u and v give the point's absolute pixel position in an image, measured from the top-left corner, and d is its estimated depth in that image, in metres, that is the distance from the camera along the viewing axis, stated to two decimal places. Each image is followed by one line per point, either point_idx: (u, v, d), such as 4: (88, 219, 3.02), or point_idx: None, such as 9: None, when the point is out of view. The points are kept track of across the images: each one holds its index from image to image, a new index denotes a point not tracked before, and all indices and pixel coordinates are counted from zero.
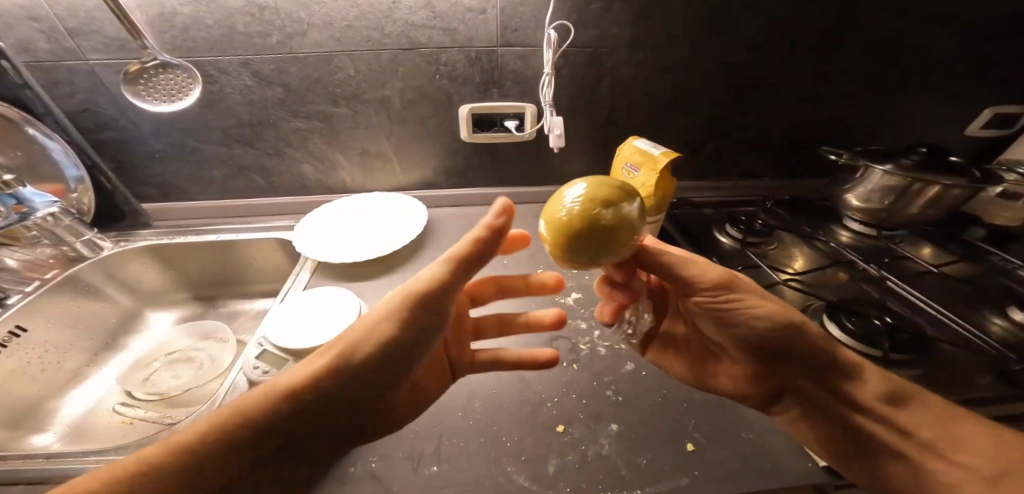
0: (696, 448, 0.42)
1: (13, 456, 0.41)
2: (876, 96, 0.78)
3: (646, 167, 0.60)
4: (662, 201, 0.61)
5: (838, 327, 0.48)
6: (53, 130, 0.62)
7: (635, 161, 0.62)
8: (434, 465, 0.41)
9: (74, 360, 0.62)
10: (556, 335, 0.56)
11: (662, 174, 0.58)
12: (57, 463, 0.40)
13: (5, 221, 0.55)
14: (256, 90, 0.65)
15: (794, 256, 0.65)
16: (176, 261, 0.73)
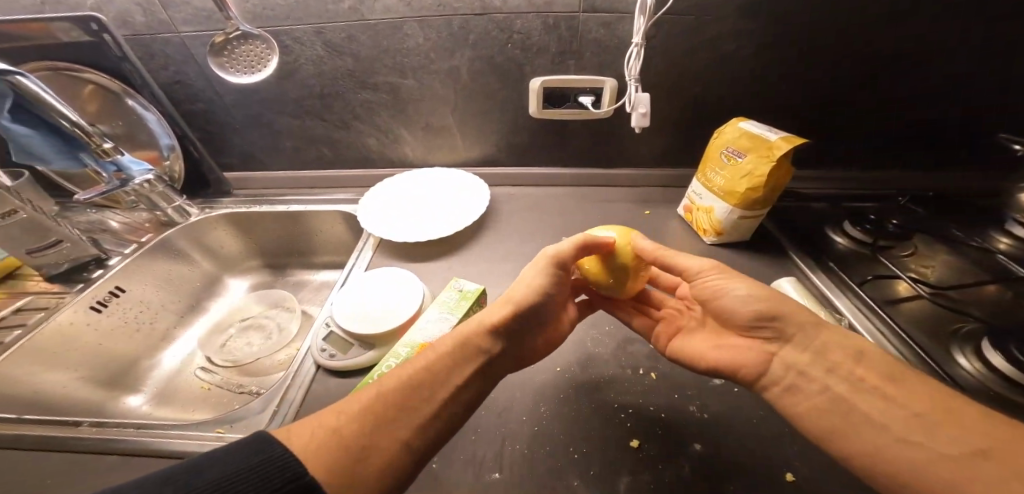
0: (798, 480, 0.36)
1: (110, 424, 0.44)
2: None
3: (756, 152, 0.51)
4: (768, 194, 0.52)
5: (1002, 355, 0.38)
6: (149, 102, 0.65)
7: (742, 146, 0.53)
8: (496, 472, 0.39)
9: (165, 322, 0.67)
10: (630, 338, 0.50)
11: (778, 161, 0.48)
12: (145, 433, 0.43)
13: (108, 187, 0.60)
14: (327, 60, 0.64)
15: (933, 265, 0.53)
16: (251, 229, 0.76)
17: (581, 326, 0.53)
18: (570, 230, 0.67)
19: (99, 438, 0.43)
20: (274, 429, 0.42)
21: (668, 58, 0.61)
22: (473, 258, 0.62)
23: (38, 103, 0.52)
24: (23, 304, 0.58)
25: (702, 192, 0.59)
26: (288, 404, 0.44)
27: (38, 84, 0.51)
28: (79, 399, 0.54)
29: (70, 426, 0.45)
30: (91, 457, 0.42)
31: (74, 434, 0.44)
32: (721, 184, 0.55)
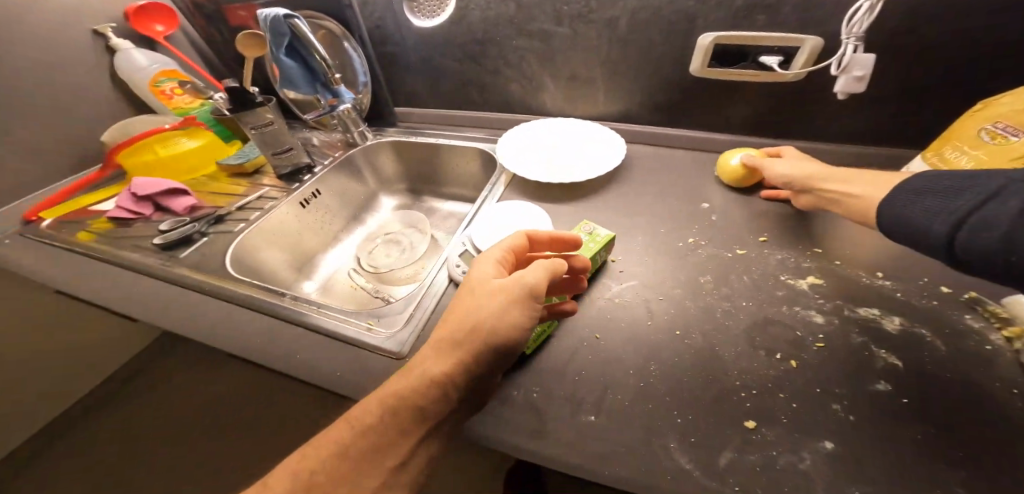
0: None
1: (302, 300, 0.55)
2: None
3: None
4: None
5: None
6: (358, 44, 0.75)
7: (1021, 123, 0.41)
8: (592, 415, 0.42)
9: (337, 225, 0.83)
10: (768, 320, 0.47)
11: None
12: (324, 316, 0.53)
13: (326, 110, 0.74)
14: (494, 5, 0.67)
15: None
16: (407, 156, 0.87)
17: (711, 296, 0.51)
18: (712, 198, 0.63)
19: (293, 310, 0.53)
20: (407, 333, 0.50)
21: (892, 14, 0.50)
22: (604, 211, 0.63)
23: (304, 40, 0.65)
24: (262, 193, 0.77)
25: (932, 174, 0.50)
26: (421, 312, 0.52)
27: (304, 24, 0.64)
28: (277, 277, 0.70)
29: (277, 297, 0.56)
30: (283, 325, 0.52)
31: (279, 303, 0.55)
32: (970, 164, 0.45)
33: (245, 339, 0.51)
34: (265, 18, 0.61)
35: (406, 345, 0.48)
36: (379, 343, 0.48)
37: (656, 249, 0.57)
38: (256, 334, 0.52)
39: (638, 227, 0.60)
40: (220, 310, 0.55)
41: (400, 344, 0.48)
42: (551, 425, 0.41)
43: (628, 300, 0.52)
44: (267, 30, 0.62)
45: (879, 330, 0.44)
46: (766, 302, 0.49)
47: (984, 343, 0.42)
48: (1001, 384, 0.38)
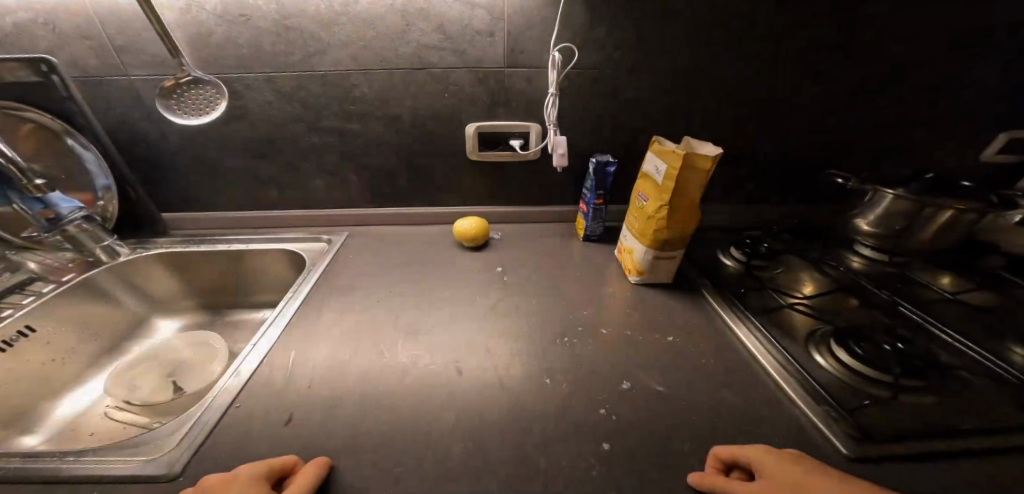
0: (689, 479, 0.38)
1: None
2: (907, 110, 0.72)
3: (653, 192, 0.55)
4: (678, 235, 0.55)
5: (845, 350, 0.47)
6: (88, 140, 0.66)
7: (647, 190, 0.57)
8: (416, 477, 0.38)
9: (76, 363, 0.62)
10: (551, 350, 0.53)
11: (671, 198, 0.52)
12: (33, 464, 0.39)
13: (37, 228, 0.60)
14: (276, 105, 0.69)
15: (800, 280, 0.63)
16: (189, 269, 0.74)
17: (509, 341, 0.55)
18: (505, 261, 0.72)
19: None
20: (180, 452, 0.40)
21: (581, 110, 0.71)
22: (409, 293, 0.64)
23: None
24: None
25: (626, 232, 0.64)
26: (198, 428, 0.42)
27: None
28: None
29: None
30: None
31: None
32: (637, 224, 0.59)
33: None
34: None
35: (177, 463, 0.39)
36: (137, 471, 0.38)
37: (461, 312, 0.61)
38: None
39: (444, 297, 0.64)
40: None
41: (168, 465, 0.39)
42: None
43: (438, 365, 0.51)
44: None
45: (616, 340, 0.54)
46: (546, 337, 0.55)
47: (674, 325, 0.55)
48: (691, 354, 0.51)
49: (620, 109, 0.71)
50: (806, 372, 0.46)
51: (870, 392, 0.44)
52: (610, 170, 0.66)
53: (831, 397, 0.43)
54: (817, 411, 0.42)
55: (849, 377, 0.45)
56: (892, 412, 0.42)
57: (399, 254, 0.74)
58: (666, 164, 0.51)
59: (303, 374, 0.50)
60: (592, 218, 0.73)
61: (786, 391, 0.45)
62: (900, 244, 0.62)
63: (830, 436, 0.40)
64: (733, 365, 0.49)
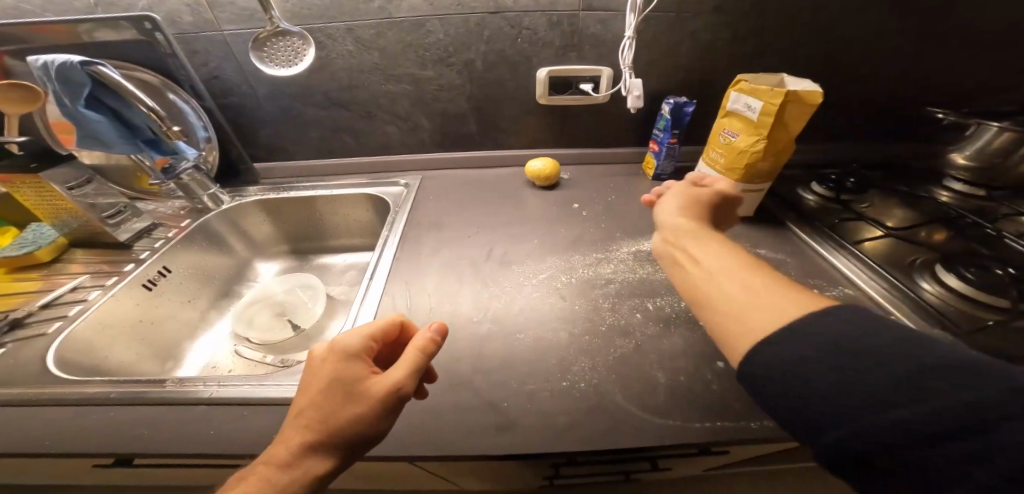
0: None
1: (191, 379, 0.45)
2: (989, 44, 0.71)
3: (747, 130, 0.58)
4: (769, 166, 0.59)
5: (955, 276, 0.50)
6: (189, 94, 0.70)
7: (736, 127, 0.60)
8: (564, 381, 0.46)
9: (201, 303, 0.69)
10: (644, 279, 0.58)
11: (768, 132, 0.55)
12: (228, 387, 0.43)
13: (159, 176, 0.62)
14: (356, 54, 0.71)
15: (887, 214, 0.66)
16: (281, 214, 0.80)
17: (599, 270, 0.60)
18: (579, 199, 0.76)
19: (180, 391, 0.43)
20: None
21: (655, 53, 0.71)
22: (495, 229, 0.69)
23: (116, 89, 0.53)
24: (76, 283, 0.57)
25: (708, 172, 0.66)
26: None
27: (114, 73, 0.52)
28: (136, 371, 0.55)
29: (154, 382, 0.45)
30: (171, 408, 0.42)
31: (156, 389, 0.44)
32: (724, 161, 0.62)
33: (129, 439, 0.40)
34: (50, 67, 0.48)
35: None
36: None
37: (550, 246, 0.65)
38: (145, 428, 0.41)
39: (531, 232, 0.69)
40: (99, 417, 0.42)
41: None
42: (521, 415, 0.43)
43: (541, 292, 0.57)
44: (54, 79, 0.49)
45: None
46: (636, 268, 0.60)
47: (773, 260, 0.58)
48: None
49: (694, 52, 0.71)
50: (918, 296, 0.49)
51: (979, 314, 0.47)
52: (690, 110, 0.69)
53: (945, 316, 0.46)
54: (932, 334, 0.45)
55: (958, 302, 0.49)
56: (1009, 332, 0.45)
57: (475, 195, 0.79)
58: (763, 101, 0.53)
59: (421, 305, 0.56)
60: (664, 157, 0.76)
61: (894, 317, 0.48)
62: (1002, 174, 0.65)
63: None
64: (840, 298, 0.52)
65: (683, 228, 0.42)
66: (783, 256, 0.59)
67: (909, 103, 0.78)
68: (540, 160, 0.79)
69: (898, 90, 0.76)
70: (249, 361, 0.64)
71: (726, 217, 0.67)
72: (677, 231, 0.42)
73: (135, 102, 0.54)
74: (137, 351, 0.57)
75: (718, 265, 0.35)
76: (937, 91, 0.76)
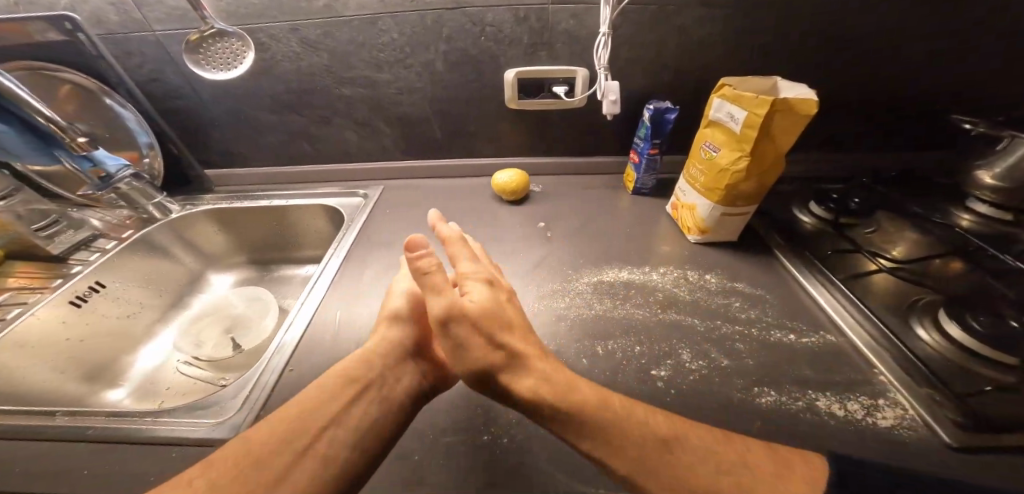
0: None
1: (84, 411, 0.41)
2: None
3: (730, 145, 0.49)
4: (755, 186, 0.50)
5: (959, 325, 0.42)
6: (126, 99, 0.65)
7: (718, 140, 0.51)
8: (486, 434, 0.41)
9: (146, 317, 0.66)
10: (599, 316, 0.51)
11: (752, 148, 0.47)
12: (116, 423, 0.40)
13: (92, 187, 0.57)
14: (303, 56, 0.65)
15: (894, 241, 0.57)
16: (235, 223, 0.76)
17: (550, 302, 0.54)
18: (547, 216, 0.69)
19: (70, 425, 0.40)
20: (243, 413, 0.41)
21: (633, 52, 0.63)
22: (448, 249, 0.64)
23: (11, 99, 0.49)
24: (1, 300, 0.55)
25: (688, 189, 0.59)
26: (261, 388, 0.43)
27: (13, 81, 0.48)
28: (59, 393, 0.52)
29: (43, 416, 0.41)
30: (55, 445, 0.39)
31: (45, 423, 0.41)
32: (705, 179, 0.54)
33: None
34: None
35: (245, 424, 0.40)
36: (205, 436, 0.39)
37: (504, 272, 0.59)
38: (18, 466, 0.37)
39: (487, 253, 0.63)
40: None
41: (233, 428, 0.40)
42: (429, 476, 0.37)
43: None
44: None
45: (675, 299, 0.51)
46: (593, 301, 0.53)
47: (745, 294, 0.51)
48: (765, 326, 0.47)
49: (679, 52, 0.63)
50: (909, 349, 0.42)
51: (984, 374, 0.39)
52: (672, 116, 0.61)
53: (938, 376, 0.39)
54: (919, 397, 0.38)
55: (960, 356, 0.40)
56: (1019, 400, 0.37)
57: (436, 209, 0.73)
58: (747, 110, 0.45)
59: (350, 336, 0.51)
60: (644, 170, 0.68)
61: (878, 373, 0.41)
62: None
63: (934, 425, 0.36)
64: (816, 345, 0.44)
65: (543, 370, 0.37)
66: (759, 289, 0.51)
67: (936, 110, 0.67)
68: (508, 171, 0.72)
69: (922, 95, 0.65)
70: (195, 380, 0.62)
71: (705, 239, 0.59)
72: (536, 374, 0.37)
73: (33, 113, 0.50)
74: (65, 371, 0.54)
75: (642, 443, 0.33)
76: (971, 96, 0.65)
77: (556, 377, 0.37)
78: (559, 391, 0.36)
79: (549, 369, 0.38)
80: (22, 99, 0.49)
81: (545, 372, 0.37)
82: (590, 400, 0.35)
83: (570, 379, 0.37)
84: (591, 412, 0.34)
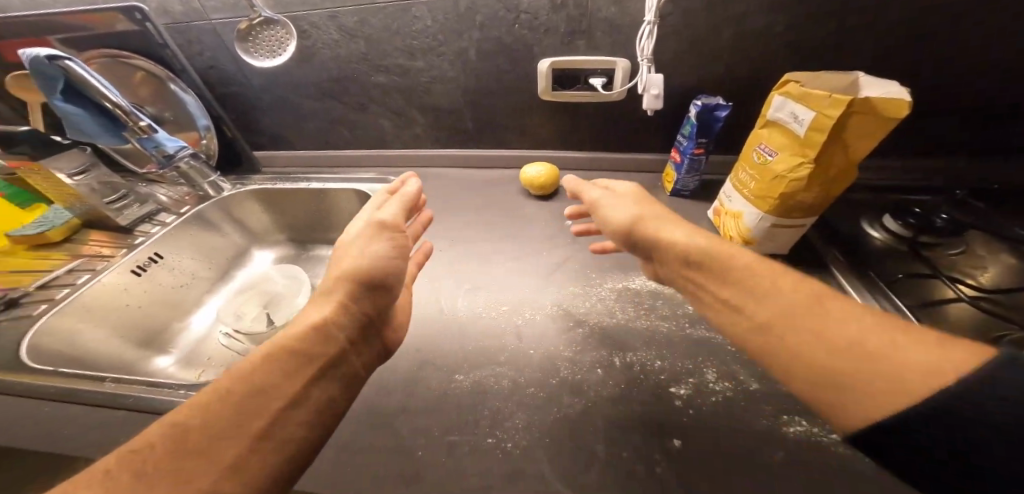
0: None
1: (127, 380, 0.45)
2: None
3: (790, 148, 0.43)
4: (816, 197, 0.44)
5: None
6: (188, 85, 0.69)
7: (776, 142, 0.45)
8: (489, 437, 0.40)
9: (198, 288, 0.72)
10: (620, 325, 0.48)
11: (817, 154, 0.40)
12: (153, 395, 0.43)
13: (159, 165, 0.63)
14: (342, 44, 0.66)
15: (986, 267, 0.47)
16: (277, 203, 0.80)
17: (569, 304, 0.52)
18: (574, 213, 0.66)
19: (112, 395, 0.43)
20: None
21: (682, 39, 0.57)
22: (471, 242, 0.63)
23: (82, 84, 0.53)
24: (77, 265, 0.62)
25: (733, 195, 0.53)
26: None
27: (84, 68, 0.53)
28: (117, 356, 0.58)
29: (92, 382, 0.45)
30: (97, 410, 0.42)
31: (93, 388, 0.45)
32: (754, 186, 0.48)
33: (51, 438, 0.40)
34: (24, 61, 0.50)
35: None
36: None
37: (524, 270, 0.58)
38: (68, 427, 0.41)
39: (510, 249, 0.61)
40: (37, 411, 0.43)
41: None
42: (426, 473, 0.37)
43: (498, 320, 0.51)
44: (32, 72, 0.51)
45: (707, 315, 0.47)
46: (614, 309, 0.50)
47: None
48: None
49: (736, 38, 0.56)
50: None
51: None
52: (722, 114, 0.55)
53: None
54: None
55: None
56: None
57: (463, 199, 0.72)
58: (816, 111, 0.39)
59: None
60: (685, 171, 0.62)
61: None
62: None
63: None
64: None
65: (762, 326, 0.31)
66: None
67: None
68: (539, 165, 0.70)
69: None
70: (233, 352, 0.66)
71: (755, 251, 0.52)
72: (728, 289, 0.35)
73: (101, 98, 0.54)
74: (122, 336, 0.60)
75: (856, 387, 0.24)
76: None
77: (800, 340, 0.28)
78: (754, 329, 0.32)
79: (806, 346, 0.27)
80: (91, 85, 0.53)
81: (798, 344, 0.28)
82: (820, 339, 0.27)
83: (781, 314, 0.30)
84: (801, 341, 0.28)
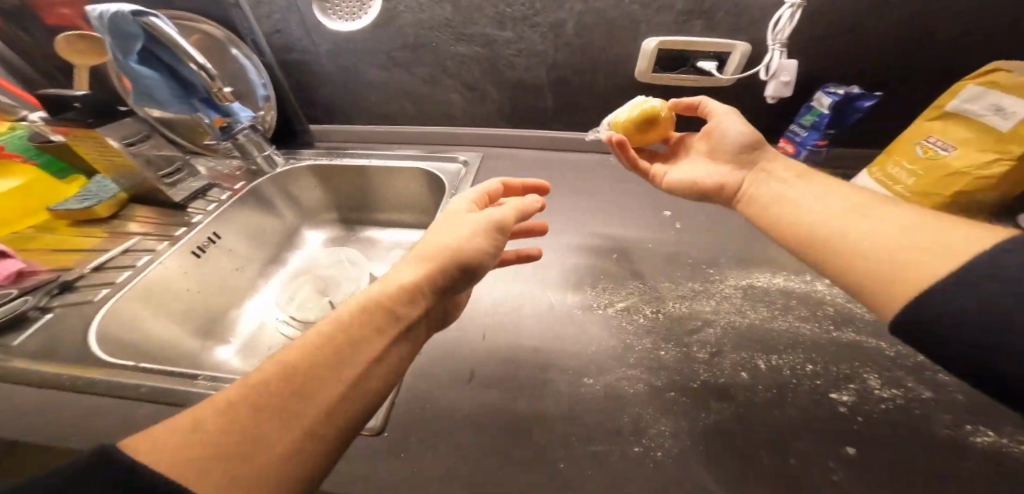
0: None
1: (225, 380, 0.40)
2: None
3: (974, 143, 0.43)
4: (994, 193, 0.44)
5: None
6: (251, 50, 0.62)
7: (952, 137, 0.45)
8: (638, 445, 0.36)
9: (251, 271, 0.65)
10: (753, 325, 0.45)
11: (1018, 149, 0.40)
12: None
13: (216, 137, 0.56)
14: (425, 7, 0.60)
15: None
16: (334, 180, 0.74)
17: (689, 300, 0.49)
18: (674, 204, 0.63)
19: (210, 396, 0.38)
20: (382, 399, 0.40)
21: (808, 24, 0.54)
22: (564, 230, 0.59)
23: (167, 44, 0.47)
24: (130, 244, 0.55)
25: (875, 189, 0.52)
26: None
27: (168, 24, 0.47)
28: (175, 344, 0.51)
29: (184, 379, 0.39)
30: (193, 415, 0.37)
31: (189, 387, 0.39)
32: (915, 181, 0.48)
33: None
34: (97, 14, 0.43)
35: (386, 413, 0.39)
36: None
37: (630, 262, 0.55)
38: None
39: (609, 239, 0.58)
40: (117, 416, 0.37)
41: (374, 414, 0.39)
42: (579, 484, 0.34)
43: (616, 313, 0.48)
44: (102, 28, 0.44)
45: (836, 315, 0.46)
46: (741, 307, 0.48)
47: None
48: None
49: (867, 25, 0.53)
50: None
51: None
52: (864, 105, 0.52)
53: None
54: None
55: None
56: None
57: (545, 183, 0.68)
58: None
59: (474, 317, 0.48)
60: None
61: None
62: None
63: None
64: None
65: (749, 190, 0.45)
66: None
67: None
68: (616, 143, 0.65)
69: None
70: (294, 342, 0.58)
71: None
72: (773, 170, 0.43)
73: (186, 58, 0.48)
74: (185, 326, 0.53)
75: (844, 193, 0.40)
76: None
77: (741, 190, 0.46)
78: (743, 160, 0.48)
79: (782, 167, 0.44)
80: (179, 45, 0.47)
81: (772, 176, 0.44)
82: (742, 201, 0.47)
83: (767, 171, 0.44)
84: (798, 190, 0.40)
